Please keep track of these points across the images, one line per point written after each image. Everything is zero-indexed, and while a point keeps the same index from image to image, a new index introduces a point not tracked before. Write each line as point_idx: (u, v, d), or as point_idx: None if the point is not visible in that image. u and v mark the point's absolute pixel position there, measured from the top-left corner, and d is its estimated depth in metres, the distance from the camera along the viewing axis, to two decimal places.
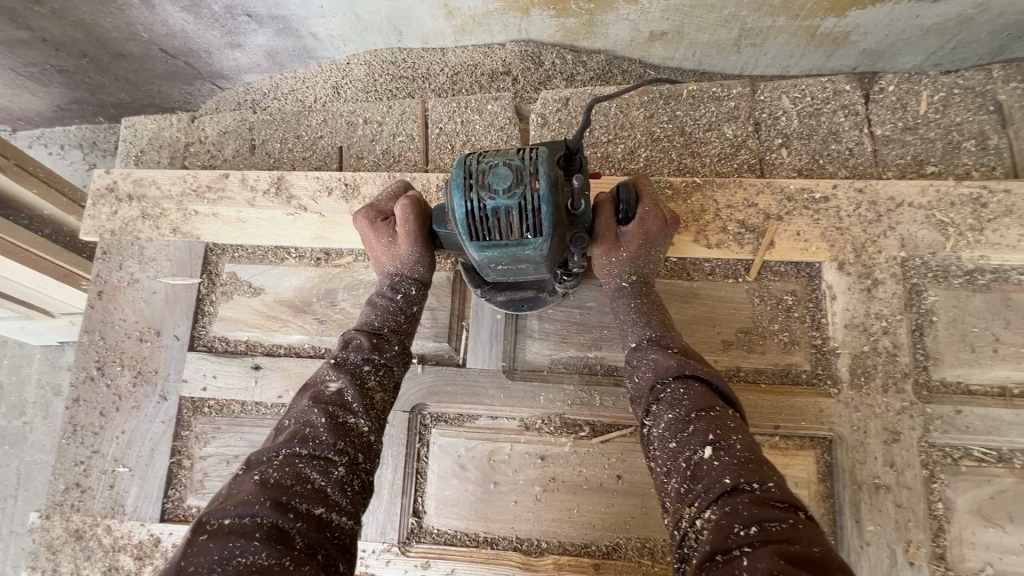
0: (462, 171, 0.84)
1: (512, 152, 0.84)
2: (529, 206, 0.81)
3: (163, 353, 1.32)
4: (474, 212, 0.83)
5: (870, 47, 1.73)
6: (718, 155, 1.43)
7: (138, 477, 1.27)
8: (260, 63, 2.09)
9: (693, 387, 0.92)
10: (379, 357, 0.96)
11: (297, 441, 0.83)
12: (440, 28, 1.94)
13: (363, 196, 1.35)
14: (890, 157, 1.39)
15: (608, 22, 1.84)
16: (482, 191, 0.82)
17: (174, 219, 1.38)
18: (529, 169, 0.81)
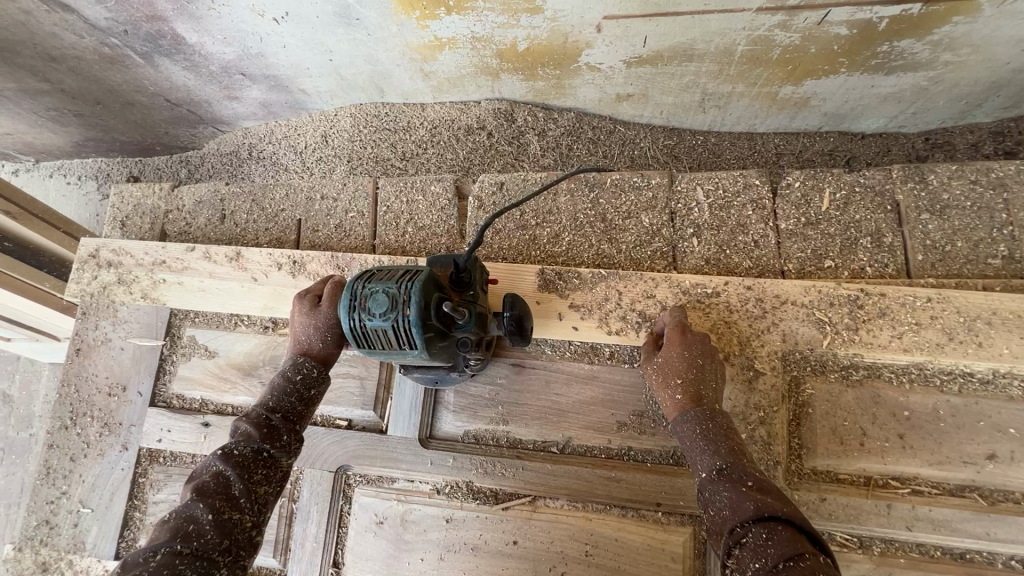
0: (350, 294, 0.99)
1: (393, 279, 0.99)
2: (401, 328, 0.95)
3: (127, 407, 1.49)
4: (360, 328, 0.98)
5: (831, 109, 1.88)
6: (634, 243, 1.56)
7: (98, 518, 1.44)
8: (257, 112, 2.28)
9: (778, 533, 0.95)
10: (268, 449, 1.05)
11: (178, 539, 0.90)
12: (419, 87, 2.11)
13: (309, 272, 1.52)
14: (792, 250, 1.51)
15: (575, 85, 1.99)
16: (363, 313, 0.97)
17: (144, 286, 1.56)
18: (403, 298, 0.95)
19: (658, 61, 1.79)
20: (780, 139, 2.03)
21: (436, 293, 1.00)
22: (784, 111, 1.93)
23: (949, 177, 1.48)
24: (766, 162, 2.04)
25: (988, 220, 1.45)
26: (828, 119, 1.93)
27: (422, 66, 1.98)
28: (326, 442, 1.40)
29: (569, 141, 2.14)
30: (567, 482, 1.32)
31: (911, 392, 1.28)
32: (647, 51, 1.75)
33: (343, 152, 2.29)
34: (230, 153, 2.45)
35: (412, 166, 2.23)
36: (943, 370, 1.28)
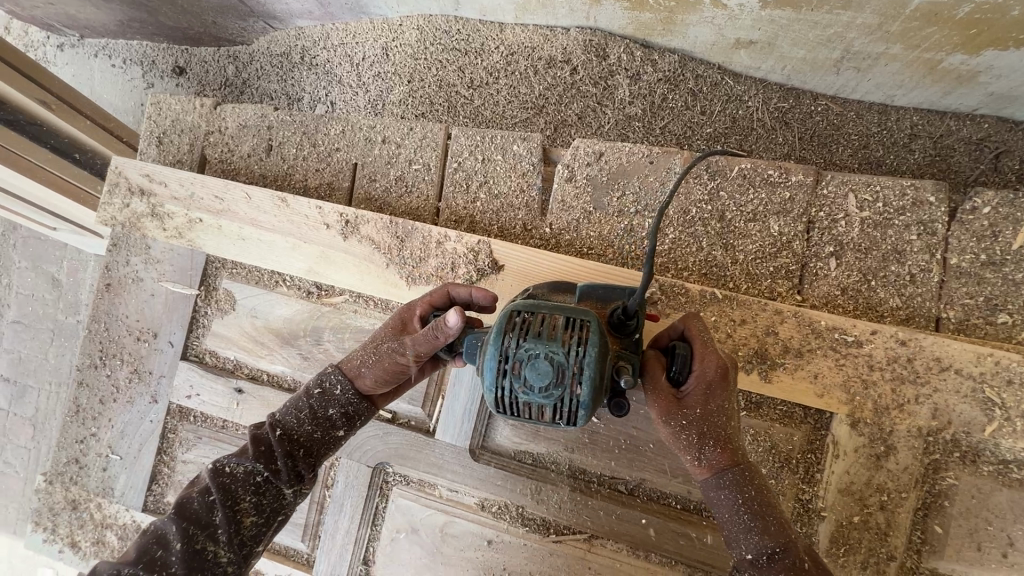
0: (499, 353, 0.80)
1: (556, 341, 0.78)
2: (565, 406, 0.78)
3: (157, 356, 1.37)
4: (508, 396, 0.81)
5: (999, 91, 1.37)
6: (755, 253, 1.27)
7: (126, 467, 1.37)
8: (312, 11, 1.94)
9: None
10: (259, 473, 0.91)
11: (139, 565, 0.82)
12: (501, 3, 1.72)
13: (361, 236, 1.29)
14: (958, 294, 1.19)
15: (689, 22, 1.54)
16: (516, 382, 0.79)
17: (178, 224, 1.38)
18: (572, 369, 0.77)
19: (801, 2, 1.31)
20: (919, 117, 1.52)
21: (607, 358, 0.81)
22: (938, 82, 1.41)
23: None
24: (892, 144, 1.55)
25: None
26: (992, 99, 1.40)
27: None
28: (366, 434, 1.26)
29: (666, 89, 1.69)
30: (631, 530, 1.15)
31: None
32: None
33: (406, 71, 1.93)
34: (279, 54, 2.10)
35: (479, 95, 1.86)
36: None
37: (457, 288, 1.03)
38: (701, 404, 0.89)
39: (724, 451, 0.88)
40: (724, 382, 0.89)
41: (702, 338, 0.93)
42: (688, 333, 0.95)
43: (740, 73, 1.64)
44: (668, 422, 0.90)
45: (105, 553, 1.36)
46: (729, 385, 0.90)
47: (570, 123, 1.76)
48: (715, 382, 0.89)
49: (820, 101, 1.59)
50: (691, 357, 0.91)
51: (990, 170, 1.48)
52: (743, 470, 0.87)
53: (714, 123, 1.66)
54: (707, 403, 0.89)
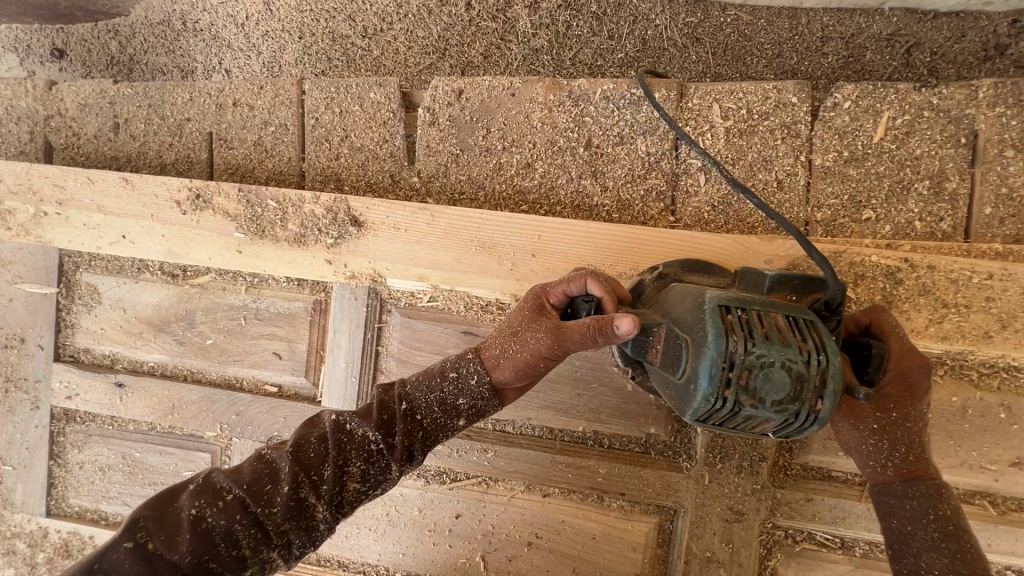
0: (723, 358, 0.70)
1: (791, 347, 0.70)
2: (793, 418, 0.70)
3: (29, 361, 1.31)
4: (726, 407, 0.71)
5: None
6: (624, 177, 1.23)
7: (22, 476, 1.33)
8: None
9: None
10: (375, 445, 0.84)
11: (248, 491, 0.81)
12: None
13: (217, 208, 1.22)
14: (825, 194, 1.18)
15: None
16: (744, 393, 0.69)
17: (22, 219, 1.28)
18: (812, 380, 0.69)
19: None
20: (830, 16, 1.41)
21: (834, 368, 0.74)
22: None
23: None
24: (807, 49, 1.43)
25: None
26: None
27: None
28: (254, 409, 1.24)
29: (568, 16, 1.57)
30: (525, 466, 1.17)
31: (936, 386, 1.05)
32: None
33: (292, 25, 1.76)
34: (160, 23, 1.88)
35: (376, 44, 1.71)
36: (984, 363, 1.04)
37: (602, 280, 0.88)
38: (897, 407, 0.83)
39: (917, 459, 0.82)
40: (924, 388, 0.84)
41: (900, 335, 0.86)
42: (881, 329, 0.86)
43: None
44: (857, 425, 0.84)
45: (19, 562, 1.35)
46: (927, 391, 0.85)
47: (477, 64, 1.65)
48: (915, 386, 0.84)
49: (729, 12, 1.48)
50: (889, 358, 0.84)
51: (903, 66, 1.38)
52: (938, 485, 0.80)
53: (624, 48, 1.55)
54: (904, 407, 0.83)
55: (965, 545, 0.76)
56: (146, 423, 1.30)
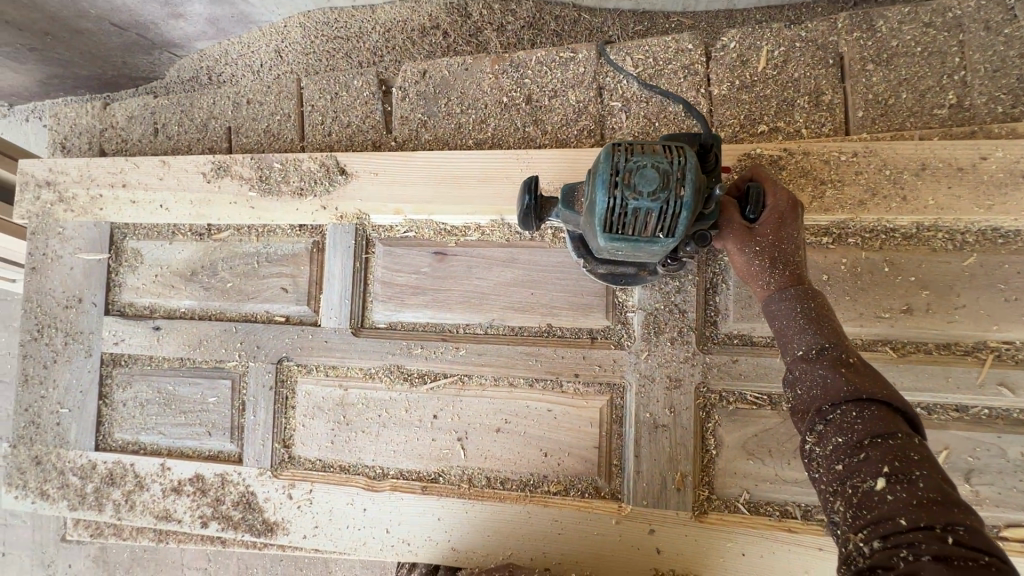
0: (609, 167, 0.87)
1: (659, 155, 0.88)
2: (670, 211, 0.86)
3: (85, 316, 1.59)
4: (616, 207, 0.87)
5: None
6: (559, 122, 1.50)
7: (76, 417, 1.57)
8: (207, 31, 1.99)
9: (869, 409, 0.78)
10: None
11: None
12: None
13: (235, 175, 1.52)
14: (725, 117, 1.42)
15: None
16: (627, 192, 0.86)
17: (84, 202, 1.61)
18: (677, 175, 0.86)
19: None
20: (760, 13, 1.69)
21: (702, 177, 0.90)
22: None
23: (900, 22, 1.37)
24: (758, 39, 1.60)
25: (940, 67, 1.34)
26: None
27: None
28: (266, 336, 1.48)
29: (530, 34, 1.86)
30: (492, 360, 1.36)
31: (827, 251, 1.24)
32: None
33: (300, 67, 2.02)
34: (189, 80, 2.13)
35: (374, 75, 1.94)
36: (865, 228, 1.24)
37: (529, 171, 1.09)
38: (772, 233, 1.01)
39: (793, 272, 0.99)
40: (795, 215, 1.02)
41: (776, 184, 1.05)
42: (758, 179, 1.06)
43: (593, 8, 1.82)
44: (744, 253, 1.02)
45: (71, 493, 1.56)
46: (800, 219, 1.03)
47: None
48: (786, 214, 1.02)
49: (674, 19, 1.78)
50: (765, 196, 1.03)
51: None
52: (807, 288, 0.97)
53: None
54: (780, 233, 1.01)
55: (827, 322, 0.91)
56: (179, 359, 1.54)
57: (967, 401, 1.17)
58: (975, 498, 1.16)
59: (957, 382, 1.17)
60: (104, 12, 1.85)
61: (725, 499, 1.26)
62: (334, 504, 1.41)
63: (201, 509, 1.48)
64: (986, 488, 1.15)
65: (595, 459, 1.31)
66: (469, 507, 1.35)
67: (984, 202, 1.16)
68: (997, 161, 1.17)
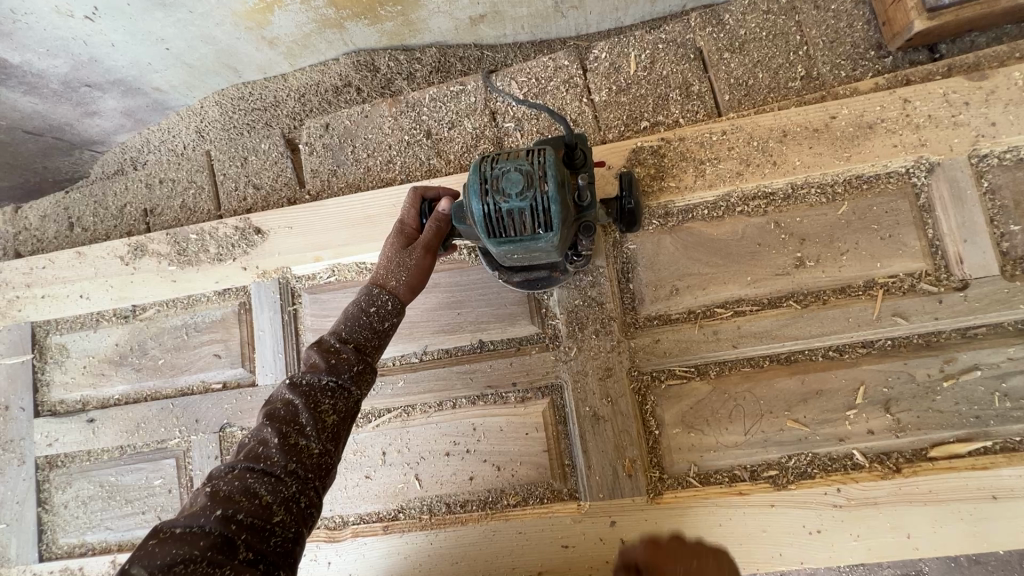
0: (479, 178, 1.01)
1: (522, 158, 1.00)
2: (539, 206, 0.98)
3: (14, 423, 1.54)
4: (492, 212, 1.01)
5: None
6: (461, 150, 1.58)
7: (14, 531, 1.50)
8: (126, 124, 2.03)
9: None
10: (335, 381, 1.01)
11: (248, 459, 0.92)
12: (272, 58, 1.90)
13: (152, 253, 1.54)
14: (610, 119, 1.53)
15: (424, 17, 1.81)
16: (496, 194, 0.99)
17: (2, 306, 1.59)
18: (538, 173, 0.98)
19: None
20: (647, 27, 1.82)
21: (566, 170, 1.02)
22: None
23: (743, 13, 1.52)
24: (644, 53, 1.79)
25: (785, 46, 1.49)
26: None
27: (262, 34, 1.78)
28: (205, 406, 1.46)
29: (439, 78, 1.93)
30: (432, 385, 1.39)
31: (718, 223, 1.33)
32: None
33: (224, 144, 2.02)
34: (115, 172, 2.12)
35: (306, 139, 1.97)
36: (748, 196, 1.33)
37: (436, 189, 1.25)
38: None
39: None
40: None
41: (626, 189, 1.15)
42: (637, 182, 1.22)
43: (493, 44, 1.94)
44: None
45: None
46: None
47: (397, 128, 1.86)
48: None
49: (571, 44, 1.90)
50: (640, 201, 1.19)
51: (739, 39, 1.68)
52: None
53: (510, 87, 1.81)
54: None
55: None
56: (118, 448, 1.51)
57: (870, 336, 1.25)
58: (899, 425, 1.22)
59: (857, 321, 1.25)
60: (15, 120, 1.86)
61: (676, 475, 1.30)
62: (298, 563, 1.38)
63: None
64: (906, 414, 1.22)
65: (547, 463, 1.33)
66: (433, 537, 1.33)
67: (842, 155, 1.28)
68: (845, 117, 1.29)
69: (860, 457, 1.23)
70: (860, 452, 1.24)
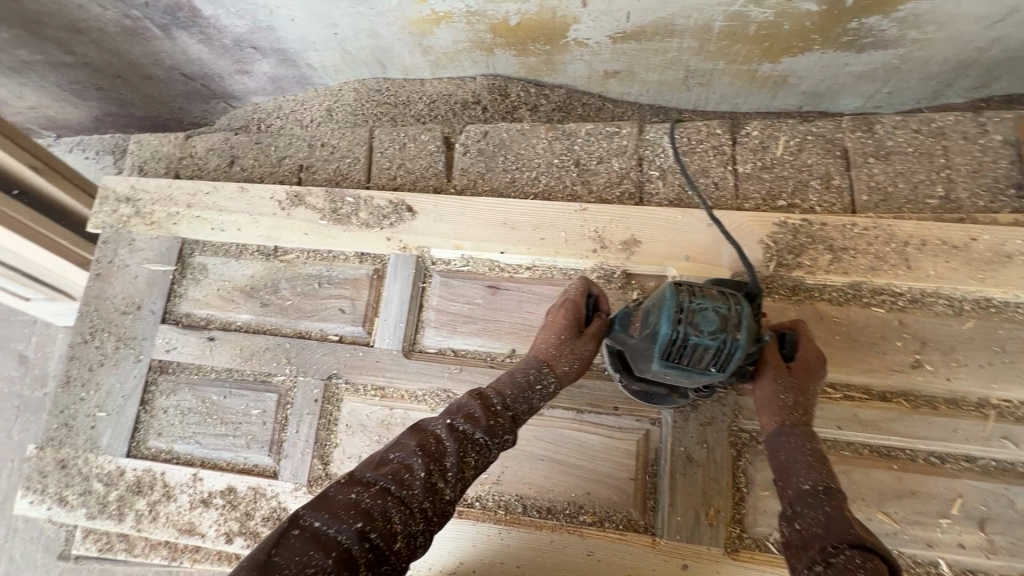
0: (678, 305, 1.09)
1: (719, 301, 1.10)
2: (726, 350, 1.08)
3: (141, 323, 1.66)
4: (680, 340, 1.08)
5: (807, 88, 2.11)
6: (604, 184, 1.71)
7: (112, 421, 1.59)
8: (265, 87, 2.57)
9: (871, 560, 0.94)
10: (485, 440, 1.11)
11: (393, 481, 1.00)
12: (418, 63, 2.41)
13: (307, 205, 1.67)
14: (748, 191, 1.65)
15: (564, 61, 2.25)
16: (690, 327, 1.08)
17: (161, 217, 1.73)
18: (733, 321, 1.08)
19: (640, 36, 2.02)
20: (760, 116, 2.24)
21: (753, 322, 1.13)
22: (763, 86, 2.14)
23: (894, 126, 1.64)
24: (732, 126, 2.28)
25: (929, 165, 1.59)
26: (806, 97, 2.15)
27: (421, 41, 2.27)
28: (319, 353, 1.56)
29: (559, 115, 2.40)
30: None
31: (845, 308, 1.40)
32: (630, 26, 1.98)
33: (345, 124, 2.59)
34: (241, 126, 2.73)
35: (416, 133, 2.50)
36: (876, 290, 1.40)
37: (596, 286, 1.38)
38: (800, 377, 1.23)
39: (807, 417, 1.21)
40: (823, 366, 1.24)
41: (808, 338, 1.26)
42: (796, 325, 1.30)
43: (615, 99, 2.39)
44: (774, 383, 1.22)
45: (93, 501, 1.54)
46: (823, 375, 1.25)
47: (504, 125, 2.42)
48: (817, 364, 1.24)
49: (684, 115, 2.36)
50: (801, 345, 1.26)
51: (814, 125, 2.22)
52: (813, 436, 1.20)
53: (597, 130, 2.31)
54: (808, 377, 1.23)
55: (826, 469, 1.13)
56: (226, 371, 1.60)
57: (975, 452, 1.29)
58: (991, 546, 1.23)
59: (965, 434, 1.29)
60: (183, 61, 2.42)
61: (756, 538, 1.32)
62: None
63: (227, 524, 1.47)
64: (1000, 537, 1.23)
65: (632, 491, 1.37)
66: (505, 533, 1.37)
67: (976, 275, 1.35)
68: (985, 241, 1.37)
69: (944, 567, 1.25)
70: (944, 562, 1.25)
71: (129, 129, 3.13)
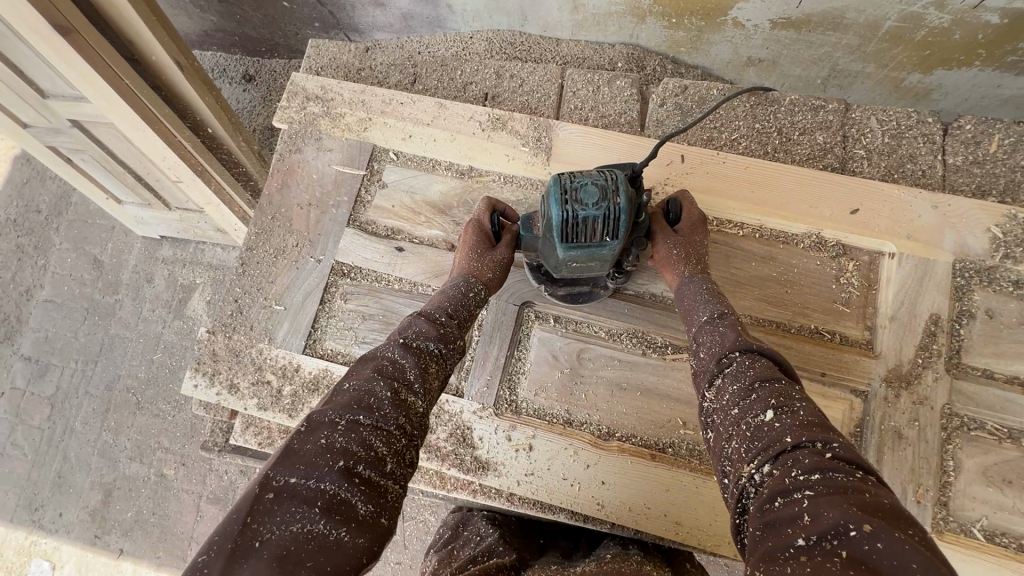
0: (559, 186, 1.12)
1: (597, 175, 1.13)
2: (612, 217, 1.11)
3: (326, 223, 1.62)
4: (568, 219, 1.12)
5: (947, 106, 2.11)
6: (806, 156, 1.68)
7: (290, 316, 1.56)
8: (394, 24, 2.46)
9: (759, 361, 1.02)
10: (439, 348, 1.12)
11: (360, 409, 0.92)
12: (563, 20, 2.25)
13: (509, 129, 1.64)
14: (956, 183, 1.61)
15: (712, 42, 2.15)
16: (574, 203, 1.11)
17: (353, 121, 1.70)
18: (613, 188, 1.12)
19: (803, 26, 1.94)
20: None
21: (632, 190, 1.16)
22: (902, 99, 2.13)
23: None
24: None
25: None
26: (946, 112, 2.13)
27: None
28: (513, 279, 1.52)
29: None
30: None
31: None
32: (798, 14, 1.89)
33: None
34: None
35: None
36: None
37: (504, 204, 1.48)
38: (688, 235, 1.36)
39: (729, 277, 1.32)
40: (704, 226, 1.37)
41: (691, 203, 1.41)
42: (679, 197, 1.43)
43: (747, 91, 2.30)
44: (668, 242, 1.35)
45: (266, 392, 1.51)
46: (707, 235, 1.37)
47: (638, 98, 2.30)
48: (698, 224, 1.37)
49: None
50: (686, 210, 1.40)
51: None
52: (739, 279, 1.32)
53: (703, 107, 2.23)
54: (696, 233, 1.36)
55: (722, 303, 1.21)
56: (412, 283, 1.57)
57: None
58: None
59: None
60: None
61: (962, 523, 1.30)
62: (554, 455, 1.40)
63: None
64: None
65: None
66: (700, 483, 1.35)
67: None
68: None
69: None
70: None
71: (233, 50, 2.96)
